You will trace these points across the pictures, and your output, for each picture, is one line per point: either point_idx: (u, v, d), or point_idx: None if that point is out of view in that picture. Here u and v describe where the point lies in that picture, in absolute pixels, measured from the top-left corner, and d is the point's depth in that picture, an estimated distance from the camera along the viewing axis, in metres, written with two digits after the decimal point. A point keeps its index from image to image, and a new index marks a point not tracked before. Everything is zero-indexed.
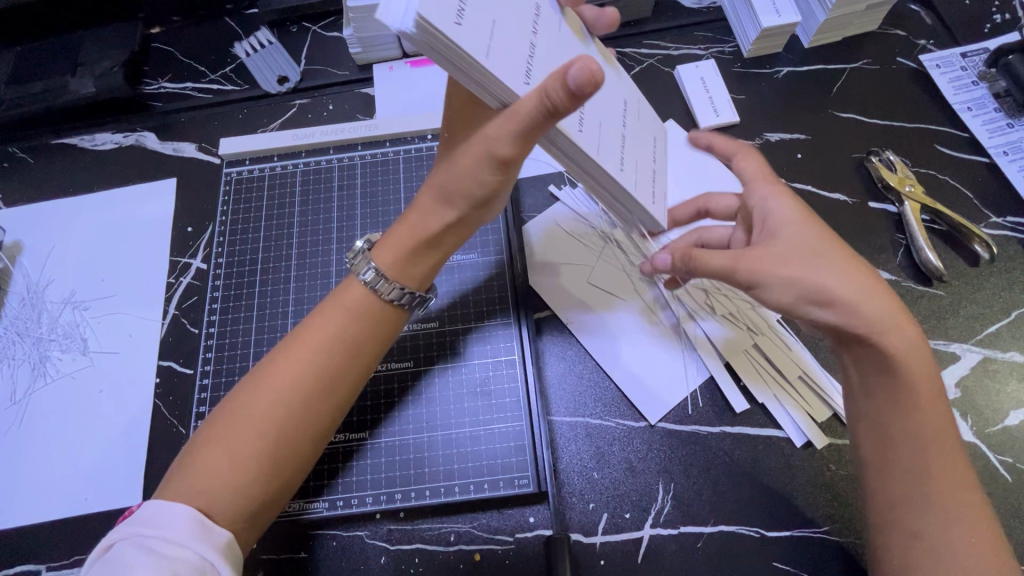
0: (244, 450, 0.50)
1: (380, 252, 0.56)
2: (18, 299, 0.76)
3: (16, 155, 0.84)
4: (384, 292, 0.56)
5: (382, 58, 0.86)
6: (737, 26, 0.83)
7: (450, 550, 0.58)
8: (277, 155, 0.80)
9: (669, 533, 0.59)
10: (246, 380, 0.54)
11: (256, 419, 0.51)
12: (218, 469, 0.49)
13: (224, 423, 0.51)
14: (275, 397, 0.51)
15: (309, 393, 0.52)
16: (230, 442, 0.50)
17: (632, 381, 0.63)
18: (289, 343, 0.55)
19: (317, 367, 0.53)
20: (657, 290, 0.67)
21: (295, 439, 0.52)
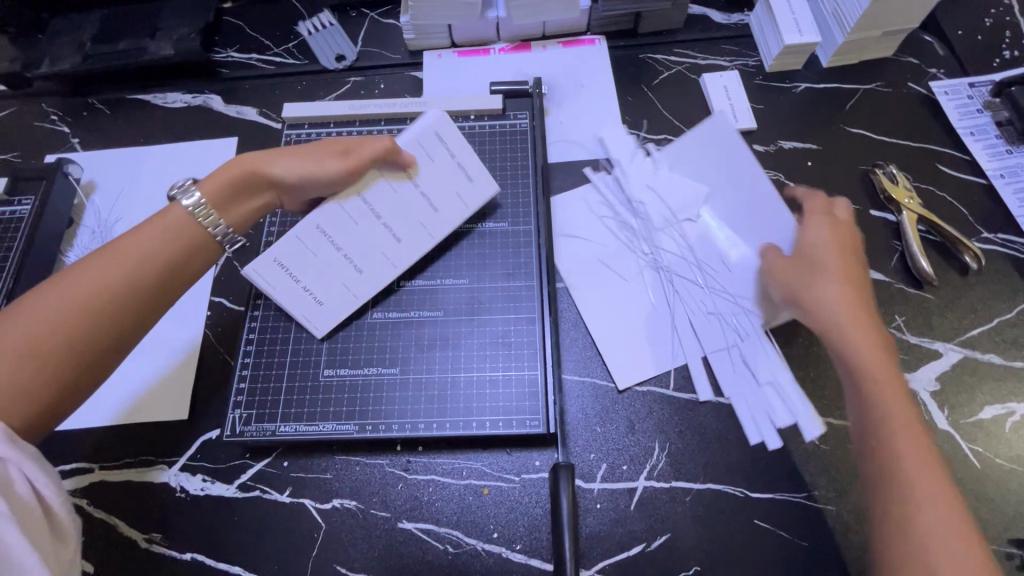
0: (29, 331, 0.51)
1: (209, 187, 0.61)
2: (87, 232, 0.83)
3: (95, 106, 0.93)
4: (209, 224, 0.61)
5: (432, 47, 0.95)
6: (761, 43, 0.91)
7: (462, 482, 0.65)
8: (334, 122, 0.84)
9: (661, 485, 0.64)
10: (61, 275, 0.55)
11: (62, 312, 0.52)
12: (14, 344, 0.50)
13: (18, 308, 0.52)
14: (90, 291, 0.53)
15: (111, 296, 0.54)
16: (19, 325, 0.51)
17: (603, 339, 0.70)
18: (80, 268, 0.55)
19: (117, 271, 0.55)
20: (659, 279, 0.73)
21: (100, 332, 0.54)
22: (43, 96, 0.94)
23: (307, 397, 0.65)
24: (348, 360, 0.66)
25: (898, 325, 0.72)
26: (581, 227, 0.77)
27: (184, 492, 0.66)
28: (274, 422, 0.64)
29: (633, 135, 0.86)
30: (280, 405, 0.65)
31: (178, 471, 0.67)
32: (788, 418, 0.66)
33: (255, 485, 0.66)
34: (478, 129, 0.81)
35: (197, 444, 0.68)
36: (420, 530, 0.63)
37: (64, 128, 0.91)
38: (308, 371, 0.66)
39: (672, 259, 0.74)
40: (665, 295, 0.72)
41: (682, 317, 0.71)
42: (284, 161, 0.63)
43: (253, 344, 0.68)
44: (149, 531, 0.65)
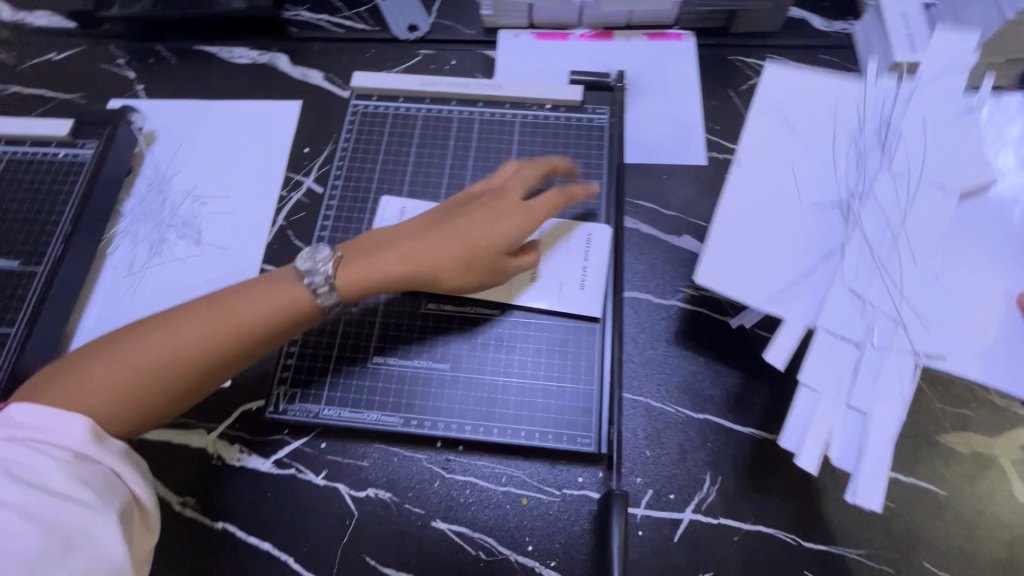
0: (126, 372, 0.54)
1: (349, 271, 0.61)
2: (146, 183, 0.82)
3: (162, 53, 0.91)
4: (318, 292, 0.60)
5: (509, 26, 0.90)
6: (865, 56, 0.84)
7: (501, 489, 0.62)
8: (402, 97, 0.80)
9: (709, 520, 0.61)
10: (168, 316, 0.57)
11: (158, 354, 0.55)
12: (102, 390, 0.53)
13: (127, 338, 0.56)
14: (184, 341, 0.55)
15: (192, 371, 0.56)
16: (120, 360, 0.54)
17: (719, 248, 0.51)
18: (174, 320, 0.56)
19: (200, 363, 0.56)
20: (840, 219, 0.52)
21: (177, 390, 0.56)
22: (111, 39, 0.92)
23: (354, 383, 0.65)
24: (397, 351, 0.65)
25: None
26: (781, 135, 0.55)
27: (220, 460, 0.65)
28: (320, 403, 0.65)
29: (713, 143, 0.81)
30: (326, 386, 0.65)
31: (216, 438, 0.66)
32: (843, 454, 0.46)
33: (291, 463, 0.65)
34: (553, 120, 0.77)
35: (236, 413, 0.67)
36: (453, 532, 0.61)
37: (130, 74, 0.90)
38: (357, 356, 0.66)
39: (869, 224, 0.51)
40: (834, 267, 0.50)
41: (837, 287, 0.49)
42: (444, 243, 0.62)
43: (303, 321, 0.67)
44: (183, 494, 0.64)
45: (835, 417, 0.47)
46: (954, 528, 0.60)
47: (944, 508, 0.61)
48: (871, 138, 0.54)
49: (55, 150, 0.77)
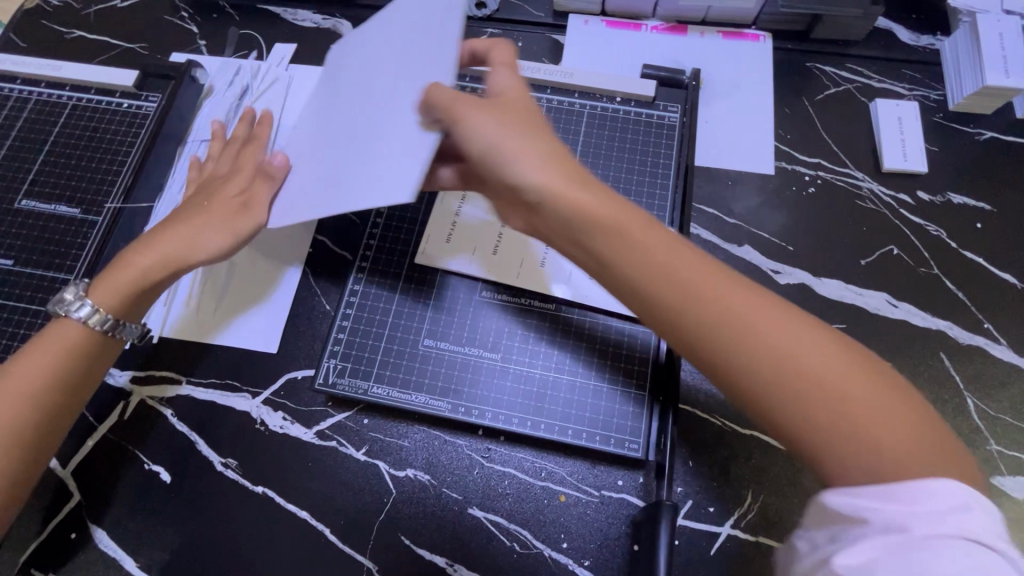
0: (114, 287, 0.60)
1: (112, 282, 0.60)
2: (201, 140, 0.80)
3: (225, 9, 0.90)
4: (94, 322, 0.59)
5: (580, 12, 0.87)
6: (952, 75, 0.80)
7: (540, 484, 0.62)
8: (470, 76, 0.78)
9: (748, 538, 0.60)
10: (187, 203, 0.66)
11: (135, 271, 0.61)
12: (108, 295, 0.60)
13: (137, 248, 0.62)
14: (180, 242, 0.61)
15: (188, 258, 0.61)
16: (120, 274, 0.60)
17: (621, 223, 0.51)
18: (203, 194, 0.66)
19: (247, 218, 0.62)
20: None
21: (181, 265, 0.62)
22: None
23: (404, 365, 0.64)
24: (450, 336, 0.65)
25: None
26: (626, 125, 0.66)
27: (264, 426, 0.66)
28: (367, 381, 0.64)
29: (783, 153, 0.78)
30: (375, 365, 0.64)
31: (261, 404, 0.67)
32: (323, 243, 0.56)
33: (333, 436, 0.65)
34: (622, 114, 0.75)
35: (281, 381, 0.68)
36: (489, 521, 0.62)
37: (192, 28, 0.89)
38: (408, 338, 0.65)
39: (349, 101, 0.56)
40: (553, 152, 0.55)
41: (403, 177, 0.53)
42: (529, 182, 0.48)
43: (356, 297, 0.67)
44: (225, 456, 0.65)
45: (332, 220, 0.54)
46: None
47: None
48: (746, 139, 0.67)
49: (119, 100, 0.77)
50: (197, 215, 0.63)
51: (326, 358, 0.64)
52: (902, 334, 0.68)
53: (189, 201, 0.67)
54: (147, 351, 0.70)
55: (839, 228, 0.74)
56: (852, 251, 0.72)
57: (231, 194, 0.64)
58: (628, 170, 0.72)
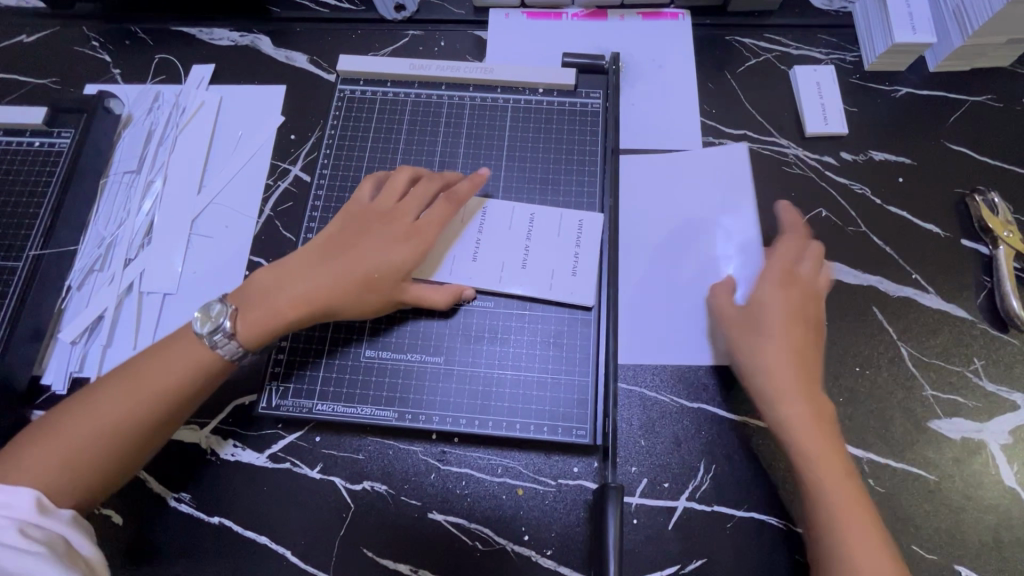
0: (264, 331, 0.58)
1: (244, 324, 0.58)
2: (124, 173, 0.78)
3: (138, 35, 0.87)
4: (221, 347, 0.57)
5: (499, 5, 0.87)
6: (864, 35, 0.82)
7: (496, 480, 0.63)
8: (391, 81, 0.78)
9: (703, 508, 0.62)
10: (359, 235, 0.61)
11: (280, 316, 0.58)
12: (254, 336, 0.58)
13: (264, 301, 0.59)
14: (305, 283, 0.59)
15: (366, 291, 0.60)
16: (260, 318, 0.58)
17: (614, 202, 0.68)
18: (374, 222, 0.62)
19: (413, 245, 0.62)
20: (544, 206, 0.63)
21: (360, 301, 0.60)
22: (86, 20, 0.88)
23: (347, 379, 0.64)
24: (391, 344, 0.64)
25: (976, 369, 0.66)
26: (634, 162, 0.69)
27: (214, 455, 0.65)
28: (312, 399, 0.63)
29: (710, 128, 0.79)
30: (318, 383, 0.64)
31: (208, 434, 0.66)
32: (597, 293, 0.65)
33: (286, 457, 0.65)
34: (546, 105, 0.75)
35: (229, 408, 0.67)
36: (449, 523, 0.62)
37: (104, 57, 0.86)
38: (349, 352, 0.64)
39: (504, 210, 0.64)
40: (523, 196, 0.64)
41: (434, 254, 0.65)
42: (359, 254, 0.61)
43: None
44: (178, 490, 0.64)
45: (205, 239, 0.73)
46: (941, 513, 0.61)
47: (933, 493, 0.62)
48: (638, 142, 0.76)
49: (30, 139, 0.75)
50: (387, 270, 0.60)
51: (268, 381, 0.64)
52: (835, 293, 0.70)
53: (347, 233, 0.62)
54: None
55: (768, 196, 0.75)
56: None
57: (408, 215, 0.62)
58: (555, 160, 0.73)
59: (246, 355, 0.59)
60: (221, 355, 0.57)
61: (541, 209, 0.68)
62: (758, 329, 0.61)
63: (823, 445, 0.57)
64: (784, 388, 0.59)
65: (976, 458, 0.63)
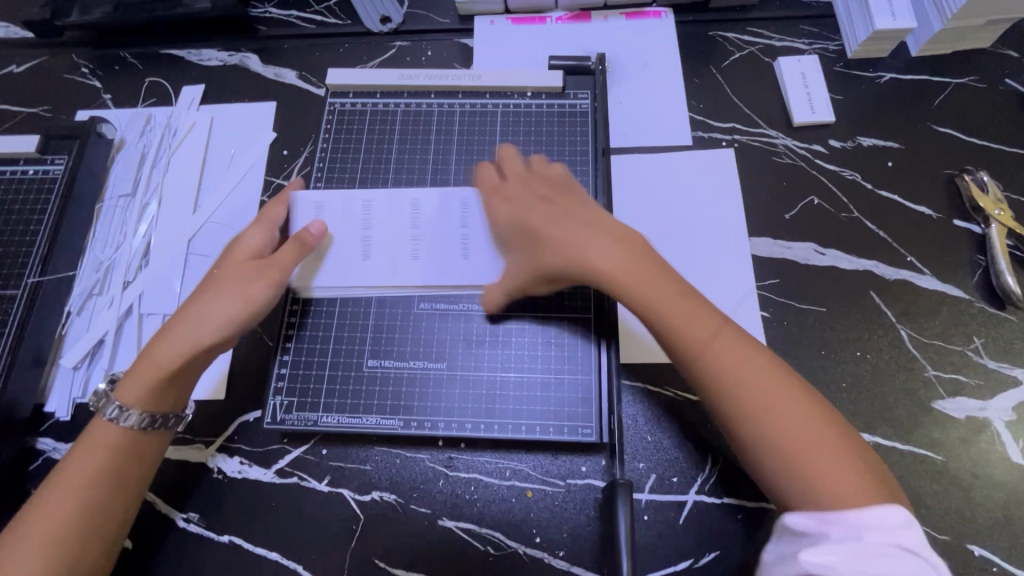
0: (146, 388, 0.57)
1: (126, 390, 0.57)
2: (119, 196, 0.79)
3: (127, 60, 0.88)
4: (124, 420, 0.57)
5: (484, 12, 0.88)
6: (846, 24, 0.83)
7: (505, 484, 0.63)
8: (380, 92, 0.78)
9: (713, 500, 0.62)
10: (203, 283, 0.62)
11: (157, 371, 0.58)
12: (143, 394, 0.57)
13: (142, 364, 0.59)
14: (174, 334, 0.59)
15: (228, 312, 0.59)
16: (147, 374, 0.58)
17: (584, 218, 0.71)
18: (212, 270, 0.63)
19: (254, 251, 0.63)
20: None
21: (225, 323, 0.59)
22: (75, 47, 0.89)
23: (350, 390, 0.64)
24: (393, 353, 0.65)
25: (976, 347, 0.67)
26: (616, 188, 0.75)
27: (222, 474, 0.65)
28: (316, 411, 0.63)
29: (698, 122, 0.80)
30: (322, 395, 0.64)
31: (215, 452, 0.66)
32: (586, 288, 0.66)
33: (293, 472, 0.64)
34: (534, 108, 0.76)
35: (234, 425, 0.67)
36: (460, 529, 0.62)
37: (95, 83, 0.87)
38: (351, 362, 0.64)
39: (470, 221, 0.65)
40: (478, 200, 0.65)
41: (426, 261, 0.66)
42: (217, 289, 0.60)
43: (294, 329, 0.66)
44: (186, 510, 0.64)
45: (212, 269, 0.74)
46: (952, 494, 0.61)
47: (941, 474, 0.62)
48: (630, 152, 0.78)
49: (24, 167, 0.75)
50: (232, 279, 0.61)
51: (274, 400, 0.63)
52: (832, 279, 0.71)
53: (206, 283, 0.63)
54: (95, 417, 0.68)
55: (760, 186, 0.76)
56: (776, 207, 0.74)
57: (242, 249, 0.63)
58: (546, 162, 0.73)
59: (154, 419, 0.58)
60: (125, 428, 0.57)
61: None
62: (545, 247, 0.57)
63: (752, 371, 0.50)
64: (651, 303, 0.53)
65: (982, 436, 0.63)
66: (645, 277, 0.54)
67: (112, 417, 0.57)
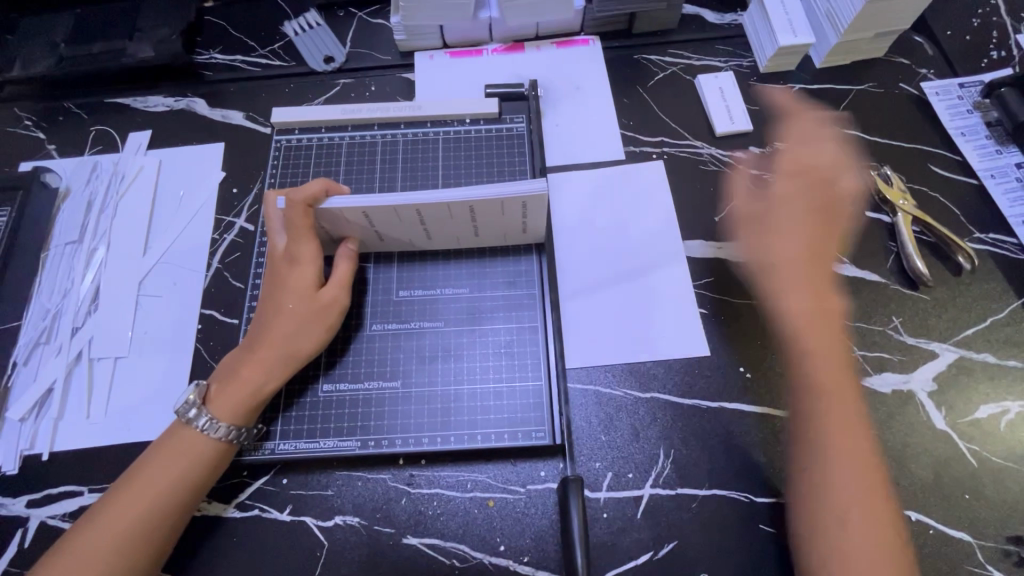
0: (240, 400, 0.61)
1: (218, 404, 0.61)
2: (65, 243, 0.79)
3: (72, 110, 0.89)
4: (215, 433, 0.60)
5: (423, 48, 0.92)
6: (755, 42, 0.90)
7: (467, 496, 0.64)
8: (326, 127, 0.81)
9: (667, 492, 0.64)
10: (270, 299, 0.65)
11: (249, 386, 0.62)
12: (239, 404, 0.61)
13: (234, 376, 0.62)
14: (256, 350, 0.63)
15: (304, 331, 0.64)
16: (238, 387, 0.62)
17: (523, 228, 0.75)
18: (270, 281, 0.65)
19: (311, 268, 0.65)
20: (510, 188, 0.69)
21: (305, 341, 0.64)
22: (16, 100, 0.90)
23: (307, 415, 0.66)
24: (347, 375, 0.67)
25: (895, 326, 0.72)
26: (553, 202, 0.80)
27: None
28: (273, 438, 0.65)
29: (629, 138, 0.85)
30: (279, 423, 0.65)
31: None
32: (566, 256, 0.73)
33: (254, 504, 0.64)
34: (474, 133, 0.81)
35: None
36: (425, 545, 0.62)
37: (39, 134, 0.87)
38: (307, 388, 0.67)
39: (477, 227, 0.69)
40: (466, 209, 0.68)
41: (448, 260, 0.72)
42: (291, 307, 0.64)
43: None
44: None
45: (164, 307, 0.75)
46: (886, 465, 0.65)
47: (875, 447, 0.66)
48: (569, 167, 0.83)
49: None
50: (305, 304, 0.64)
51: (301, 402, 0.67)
52: None
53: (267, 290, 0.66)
54: (44, 468, 0.67)
55: (689, 193, 0.81)
56: (706, 211, 0.80)
57: (298, 262, 0.65)
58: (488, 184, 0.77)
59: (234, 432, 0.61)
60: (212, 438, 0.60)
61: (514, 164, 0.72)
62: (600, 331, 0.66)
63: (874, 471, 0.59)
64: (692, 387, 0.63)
65: (908, 408, 0.68)
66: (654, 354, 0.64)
67: (202, 427, 0.60)
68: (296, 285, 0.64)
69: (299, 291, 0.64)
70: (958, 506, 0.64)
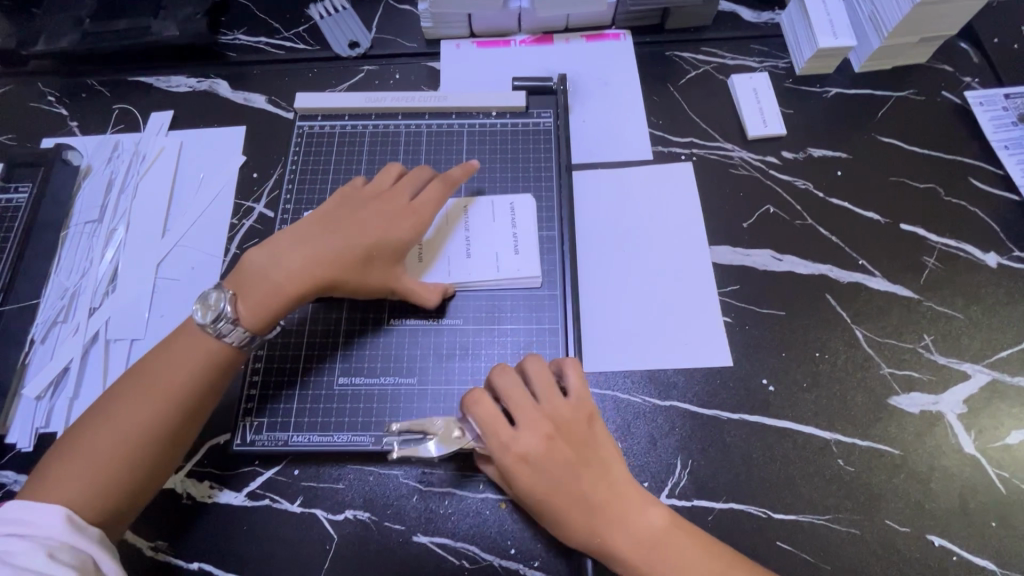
0: (263, 298, 0.59)
1: (245, 304, 0.59)
2: (86, 222, 0.78)
3: (95, 87, 0.88)
4: (225, 334, 0.59)
5: (450, 36, 0.90)
6: (792, 43, 0.87)
7: (479, 496, 0.63)
8: (349, 114, 0.80)
9: (683, 504, 0.63)
10: (349, 218, 0.64)
11: (279, 284, 0.60)
12: (259, 303, 0.59)
13: (275, 273, 0.60)
14: (313, 260, 0.61)
15: (361, 270, 0.62)
16: (264, 283, 0.60)
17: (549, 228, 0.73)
18: (363, 204, 0.65)
19: (408, 225, 0.65)
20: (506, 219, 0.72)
21: (355, 281, 0.62)
22: (40, 75, 0.89)
23: (321, 407, 0.65)
24: (364, 370, 0.67)
25: (927, 345, 0.70)
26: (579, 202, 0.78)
27: (191, 499, 0.64)
28: (287, 430, 0.65)
29: (658, 138, 0.83)
30: (293, 415, 0.65)
31: (184, 477, 0.64)
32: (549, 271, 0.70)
33: (265, 494, 0.64)
34: (499, 127, 0.79)
35: (205, 449, 0.66)
36: (435, 544, 0.61)
37: (62, 111, 0.87)
38: (322, 380, 0.66)
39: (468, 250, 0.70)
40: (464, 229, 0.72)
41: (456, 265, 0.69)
42: (366, 233, 0.63)
43: (264, 347, 0.67)
44: (155, 539, 0.62)
45: (181, 292, 0.74)
46: (910, 486, 0.64)
47: (899, 468, 0.64)
48: (595, 166, 0.81)
49: None
50: (386, 244, 0.63)
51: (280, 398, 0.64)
52: (789, 283, 0.73)
53: (349, 210, 0.64)
54: None
55: (717, 197, 0.79)
56: (734, 217, 0.77)
57: (407, 206, 0.66)
58: (513, 179, 0.76)
59: (245, 338, 0.59)
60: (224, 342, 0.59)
61: (518, 198, 0.74)
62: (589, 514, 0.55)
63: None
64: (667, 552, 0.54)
65: (935, 429, 0.66)
66: (606, 483, 0.56)
67: (225, 329, 0.58)
68: (390, 226, 0.64)
69: (384, 231, 0.63)
70: (982, 533, 0.62)
